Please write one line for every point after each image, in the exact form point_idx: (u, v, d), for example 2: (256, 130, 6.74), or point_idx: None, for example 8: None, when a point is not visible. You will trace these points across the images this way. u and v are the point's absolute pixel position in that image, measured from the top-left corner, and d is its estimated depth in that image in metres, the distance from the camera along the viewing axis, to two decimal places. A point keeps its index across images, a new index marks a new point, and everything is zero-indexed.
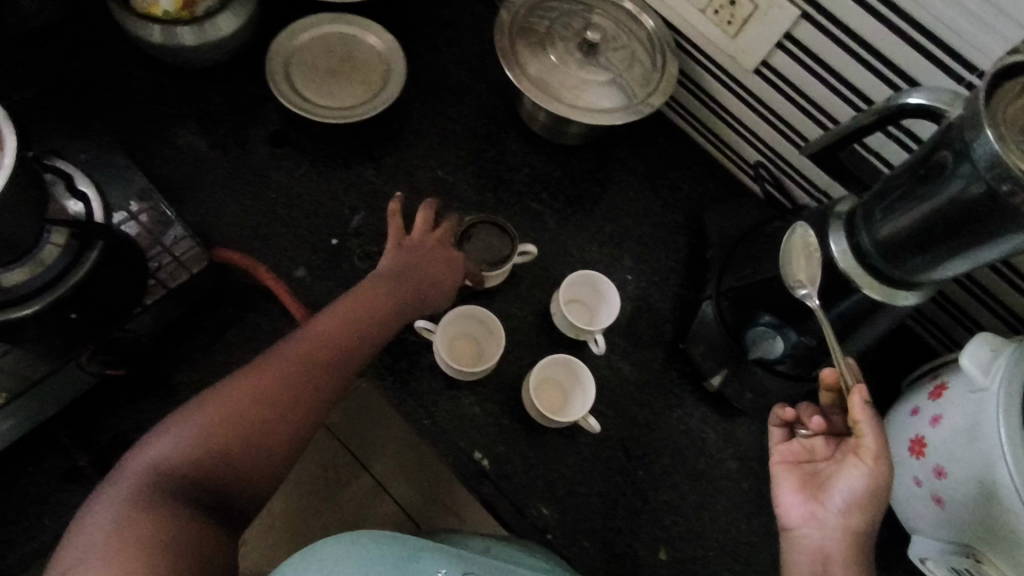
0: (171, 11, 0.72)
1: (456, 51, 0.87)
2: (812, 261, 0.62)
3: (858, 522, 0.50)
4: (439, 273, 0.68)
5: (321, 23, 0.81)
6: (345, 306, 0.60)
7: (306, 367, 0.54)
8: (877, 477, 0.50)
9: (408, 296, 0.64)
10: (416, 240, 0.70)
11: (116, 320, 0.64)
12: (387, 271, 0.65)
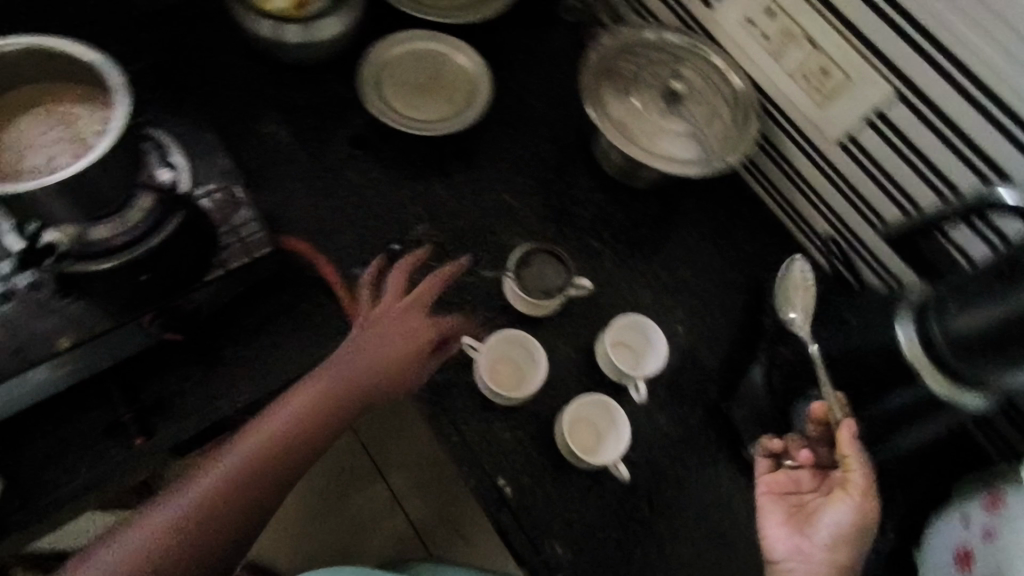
0: (284, 8, 0.78)
1: (540, 82, 0.89)
2: (807, 295, 0.71)
3: (842, 554, 0.58)
4: (414, 351, 0.64)
5: (419, 39, 0.84)
6: (310, 386, 0.60)
7: (261, 459, 0.57)
8: (859, 511, 0.59)
9: (376, 372, 0.62)
10: (392, 308, 0.66)
11: (180, 287, 0.67)
12: (354, 344, 0.63)
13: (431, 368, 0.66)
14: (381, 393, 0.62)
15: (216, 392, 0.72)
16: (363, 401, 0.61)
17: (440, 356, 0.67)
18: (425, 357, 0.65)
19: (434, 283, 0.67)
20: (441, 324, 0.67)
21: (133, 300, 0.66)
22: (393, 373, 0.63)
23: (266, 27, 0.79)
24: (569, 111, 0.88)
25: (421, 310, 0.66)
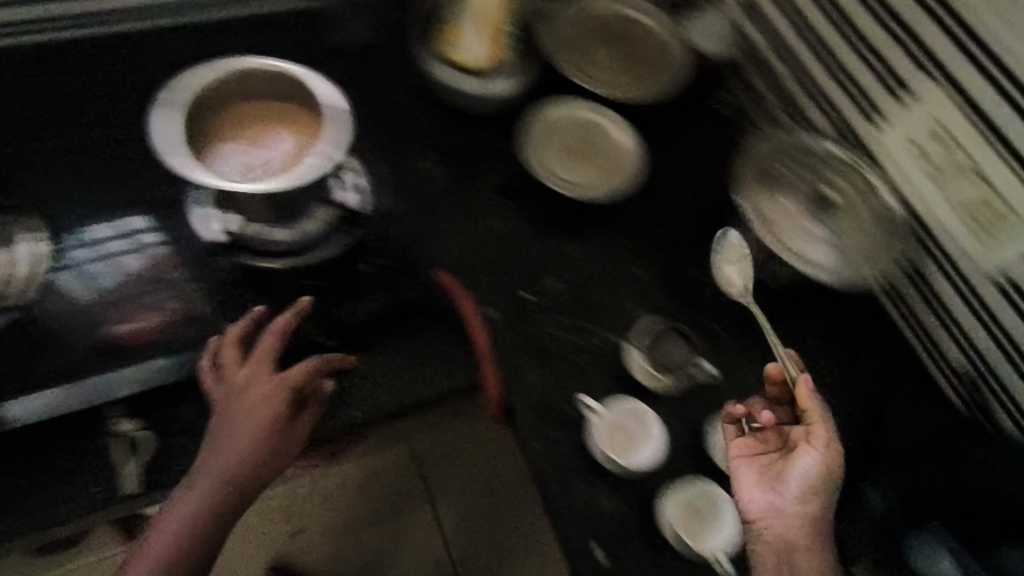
0: (471, 60, 0.86)
1: (684, 164, 0.91)
2: (745, 261, 0.83)
3: (812, 503, 0.67)
4: (268, 413, 0.70)
5: (583, 107, 0.90)
6: (208, 462, 0.68)
7: (197, 513, 0.67)
8: (827, 460, 0.67)
9: (264, 444, 0.70)
10: (240, 376, 0.70)
11: (350, 297, 0.77)
12: (234, 421, 0.69)
13: (303, 429, 0.72)
14: (262, 458, 0.70)
15: (347, 403, 0.77)
16: (273, 464, 0.71)
17: (310, 412, 0.73)
18: (289, 422, 0.71)
19: (261, 353, 0.71)
20: (292, 382, 0.71)
21: (303, 307, 0.76)
22: (267, 445, 0.70)
23: (447, 74, 0.86)
24: (707, 195, 0.90)
25: (268, 371, 0.71)
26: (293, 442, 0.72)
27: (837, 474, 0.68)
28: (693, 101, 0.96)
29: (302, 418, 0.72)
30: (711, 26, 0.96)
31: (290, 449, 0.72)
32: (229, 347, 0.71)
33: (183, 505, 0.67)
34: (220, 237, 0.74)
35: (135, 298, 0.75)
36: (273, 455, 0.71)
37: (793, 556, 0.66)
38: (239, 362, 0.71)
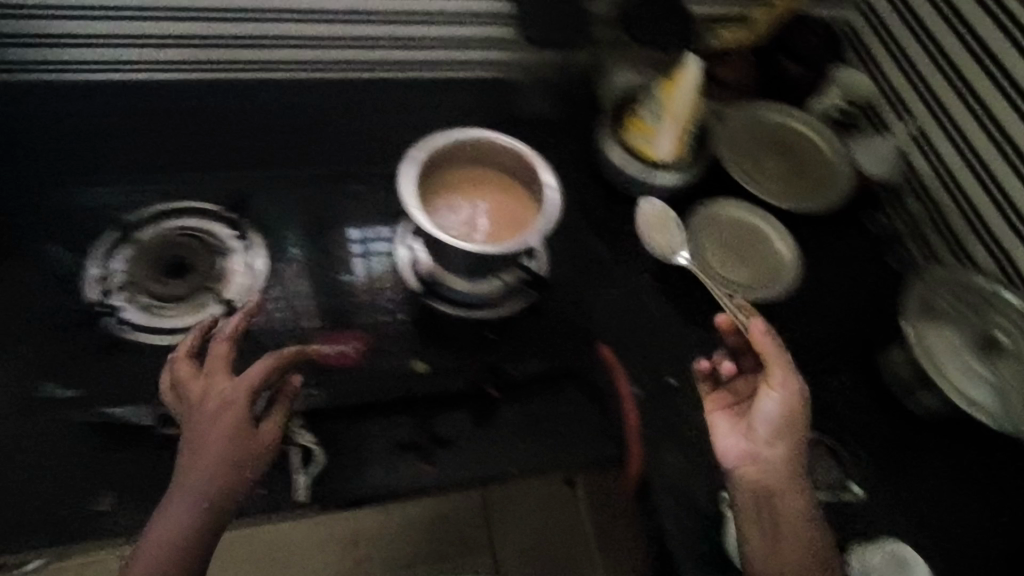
0: (644, 150, 0.90)
1: (835, 279, 0.94)
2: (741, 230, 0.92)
3: (782, 446, 0.67)
4: (225, 424, 0.60)
5: (744, 209, 0.92)
6: (184, 482, 0.59)
7: (171, 536, 0.57)
8: (784, 400, 0.68)
9: (229, 454, 0.60)
10: (196, 393, 0.62)
11: (520, 351, 0.77)
12: (193, 433, 0.60)
13: (272, 432, 0.63)
14: (241, 466, 0.60)
15: (506, 462, 0.72)
16: (246, 469, 0.61)
17: (276, 414, 0.64)
18: (250, 429, 0.62)
19: (213, 365, 0.63)
20: (254, 383, 0.63)
21: (491, 359, 0.76)
22: (235, 453, 0.60)
23: (621, 156, 0.91)
24: (857, 312, 0.92)
25: (224, 377, 0.63)
26: (262, 447, 0.62)
27: (800, 414, 0.68)
28: (851, 216, 0.98)
29: (266, 424, 0.63)
30: (879, 150, 0.99)
31: (263, 455, 0.62)
32: (182, 361, 0.65)
33: (170, 530, 0.57)
34: (412, 278, 0.77)
35: (314, 314, 0.75)
36: (244, 466, 0.60)
37: (772, 499, 0.66)
38: (194, 378, 0.64)
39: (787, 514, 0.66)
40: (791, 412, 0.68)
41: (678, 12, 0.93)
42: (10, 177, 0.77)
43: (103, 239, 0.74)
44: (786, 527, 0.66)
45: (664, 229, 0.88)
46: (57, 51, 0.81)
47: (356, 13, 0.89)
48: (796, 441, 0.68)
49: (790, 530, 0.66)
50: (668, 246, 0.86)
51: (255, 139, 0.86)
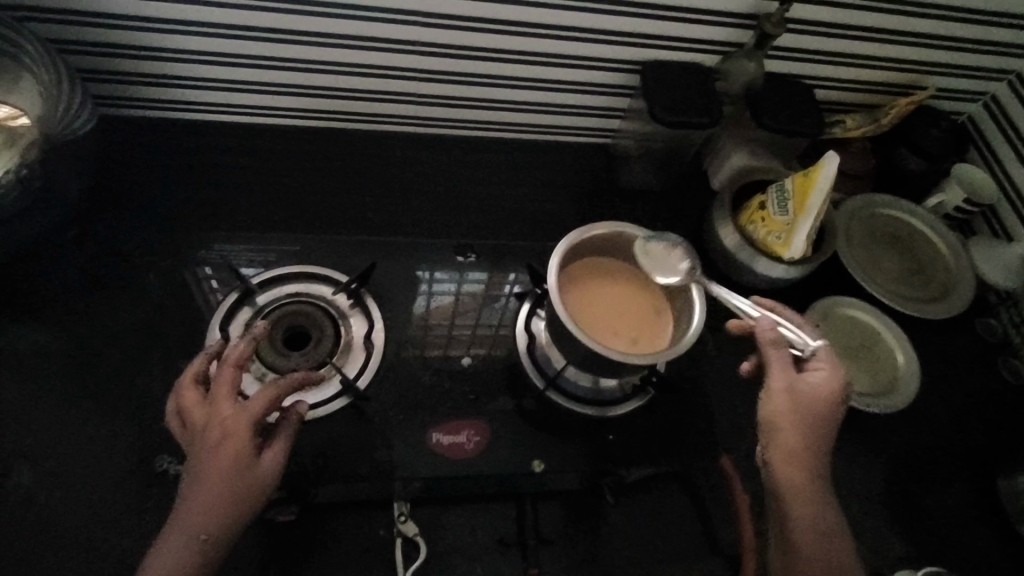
0: (772, 241, 0.83)
1: (944, 389, 0.91)
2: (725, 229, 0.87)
3: (780, 447, 0.60)
4: (222, 455, 0.53)
5: (855, 307, 0.88)
6: (180, 517, 0.52)
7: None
8: (775, 391, 0.62)
9: (226, 488, 0.53)
10: (199, 419, 0.56)
11: (641, 458, 0.71)
12: (192, 466, 0.54)
13: (273, 464, 0.56)
14: (236, 501, 0.53)
15: (611, 569, 0.67)
16: (242, 505, 0.53)
17: (278, 445, 0.57)
18: (251, 460, 0.54)
19: (217, 391, 0.57)
20: (257, 412, 0.55)
21: (610, 465, 0.69)
22: (234, 488, 0.53)
23: (736, 242, 0.86)
24: (964, 426, 0.89)
25: (227, 404, 0.56)
26: (261, 481, 0.55)
27: (796, 406, 0.61)
28: (956, 323, 0.96)
29: (268, 456, 0.56)
30: (1000, 253, 0.93)
31: (262, 490, 0.54)
32: (188, 389, 0.59)
33: (159, 573, 0.50)
34: (531, 369, 0.72)
35: (419, 389, 0.70)
36: (244, 501, 0.53)
37: (783, 505, 0.60)
38: (199, 405, 0.57)
39: (798, 520, 0.59)
40: (782, 407, 0.61)
41: (808, 103, 0.88)
42: (130, 231, 0.77)
43: (225, 299, 0.71)
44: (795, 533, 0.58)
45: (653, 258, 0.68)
46: (177, 101, 0.81)
47: (475, 77, 0.85)
48: (796, 436, 0.60)
49: (805, 539, 0.58)
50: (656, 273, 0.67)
51: (368, 197, 0.86)
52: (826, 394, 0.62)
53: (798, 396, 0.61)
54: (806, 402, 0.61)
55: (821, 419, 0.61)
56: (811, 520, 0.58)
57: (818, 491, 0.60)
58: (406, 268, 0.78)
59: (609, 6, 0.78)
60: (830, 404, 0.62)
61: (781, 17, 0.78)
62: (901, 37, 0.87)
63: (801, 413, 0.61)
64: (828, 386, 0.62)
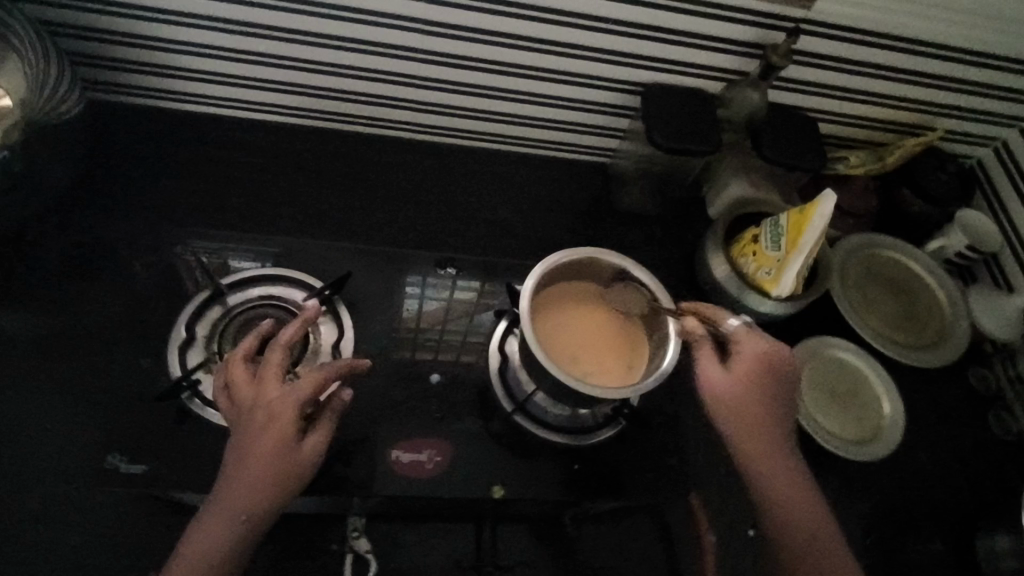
0: (761, 278, 0.81)
1: (930, 439, 0.88)
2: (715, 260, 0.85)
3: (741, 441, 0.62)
4: (274, 436, 0.54)
5: (845, 349, 0.86)
6: (230, 490, 0.53)
7: (210, 545, 0.52)
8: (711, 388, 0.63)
9: (271, 469, 0.53)
10: (246, 396, 0.56)
11: (605, 491, 0.68)
12: (237, 445, 0.54)
13: (315, 448, 0.56)
14: (280, 483, 0.53)
15: None
16: (284, 488, 0.54)
17: (321, 429, 0.57)
18: (296, 444, 0.55)
19: (266, 372, 0.57)
20: (303, 398, 0.55)
21: (574, 496, 0.66)
22: (281, 469, 0.54)
23: (727, 275, 0.84)
24: (950, 481, 0.86)
25: (275, 386, 0.56)
26: (302, 465, 0.55)
27: (735, 398, 0.62)
28: (950, 372, 0.93)
29: (310, 439, 0.56)
30: (999, 304, 0.91)
31: (303, 474, 0.55)
32: (236, 363, 0.58)
33: (208, 543, 0.52)
34: (501, 397, 0.69)
35: (384, 403, 0.68)
36: (290, 481, 0.54)
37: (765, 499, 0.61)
38: (245, 382, 0.57)
39: (771, 510, 0.60)
40: (716, 406, 0.62)
41: (811, 136, 0.86)
42: (114, 219, 0.77)
43: (192, 299, 0.69)
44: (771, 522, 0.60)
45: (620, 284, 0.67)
46: (171, 92, 0.81)
47: (472, 87, 0.84)
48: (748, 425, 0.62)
49: (783, 528, 0.60)
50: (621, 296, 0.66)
51: (356, 202, 0.86)
52: (747, 376, 0.62)
53: (723, 389, 0.62)
54: (733, 393, 0.62)
55: (750, 403, 0.62)
56: (781, 508, 0.60)
57: (779, 474, 0.61)
58: (384, 276, 0.76)
59: (612, 26, 0.77)
60: (755, 384, 0.62)
61: (788, 49, 0.76)
62: (911, 77, 0.85)
63: (730, 404, 0.62)
64: (747, 367, 0.62)
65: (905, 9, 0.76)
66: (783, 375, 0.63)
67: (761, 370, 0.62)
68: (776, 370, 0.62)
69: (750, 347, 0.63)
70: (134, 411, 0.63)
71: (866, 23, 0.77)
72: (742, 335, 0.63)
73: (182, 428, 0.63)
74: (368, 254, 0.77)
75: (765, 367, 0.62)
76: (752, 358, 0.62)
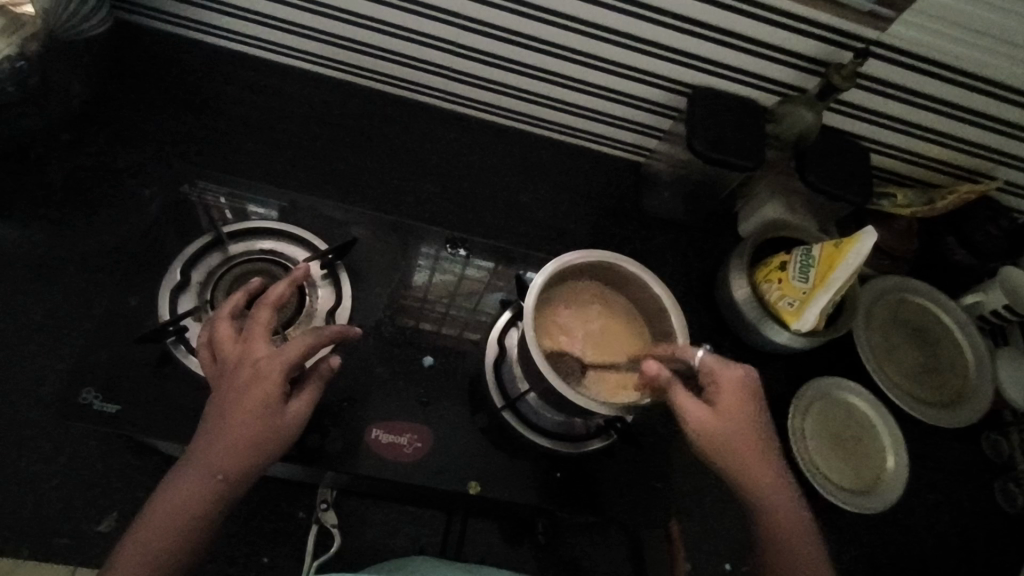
0: (778, 306, 0.78)
1: (932, 499, 0.85)
2: (738, 271, 0.82)
3: (760, 486, 0.56)
4: (257, 394, 0.50)
5: (854, 394, 0.83)
6: (208, 444, 0.50)
7: (184, 500, 0.49)
8: (710, 429, 0.55)
9: (252, 428, 0.50)
10: (230, 353, 0.53)
11: (583, 505, 0.65)
12: (219, 402, 0.51)
13: (300, 413, 0.53)
14: (260, 443, 0.50)
15: None
16: (265, 449, 0.51)
17: (308, 393, 0.54)
18: (280, 406, 0.52)
19: (252, 331, 0.53)
20: (291, 359, 0.52)
21: (550, 504, 0.64)
22: (261, 429, 0.50)
23: (747, 298, 0.80)
24: (941, 548, 0.82)
25: (262, 345, 0.53)
26: (286, 429, 0.52)
27: (735, 442, 0.55)
28: (962, 434, 0.89)
29: (297, 403, 0.53)
30: None
31: (286, 438, 0.52)
32: (222, 322, 0.55)
33: (181, 497, 0.49)
34: (495, 397, 0.67)
35: (375, 379, 0.66)
36: (270, 440, 0.51)
37: (786, 541, 0.56)
38: (228, 340, 0.54)
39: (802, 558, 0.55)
40: (727, 456, 0.55)
41: (862, 166, 0.81)
42: (130, 149, 0.76)
43: (191, 243, 0.67)
44: (797, 565, 0.56)
45: (635, 282, 0.63)
46: (203, 23, 0.79)
47: (510, 63, 0.80)
48: (757, 468, 0.55)
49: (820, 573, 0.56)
50: (641, 288, 0.63)
51: (376, 166, 0.84)
52: (736, 409, 0.56)
53: (721, 429, 0.55)
54: (739, 432, 0.55)
55: (748, 436, 0.55)
56: (802, 544, 0.56)
57: (793, 506, 0.57)
58: (392, 246, 0.73)
59: (668, 19, 0.72)
60: (747, 415, 0.56)
61: (853, 71, 0.71)
62: (976, 118, 0.79)
63: (732, 446, 0.55)
64: (732, 397, 0.56)
65: (988, 46, 0.69)
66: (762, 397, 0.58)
67: (744, 396, 0.56)
68: (760, 393, 0.57)
69: (729, 374, 0.56)
70: (115, 349, 0.62)
71: (942, 55, 0.71)
72: (717, 365, 0.56)
73: (161, 378, 0.61)
74: (380, 221, 0.75)
75: (747, 393, 0.57)
76: (733, 386, 0.56)
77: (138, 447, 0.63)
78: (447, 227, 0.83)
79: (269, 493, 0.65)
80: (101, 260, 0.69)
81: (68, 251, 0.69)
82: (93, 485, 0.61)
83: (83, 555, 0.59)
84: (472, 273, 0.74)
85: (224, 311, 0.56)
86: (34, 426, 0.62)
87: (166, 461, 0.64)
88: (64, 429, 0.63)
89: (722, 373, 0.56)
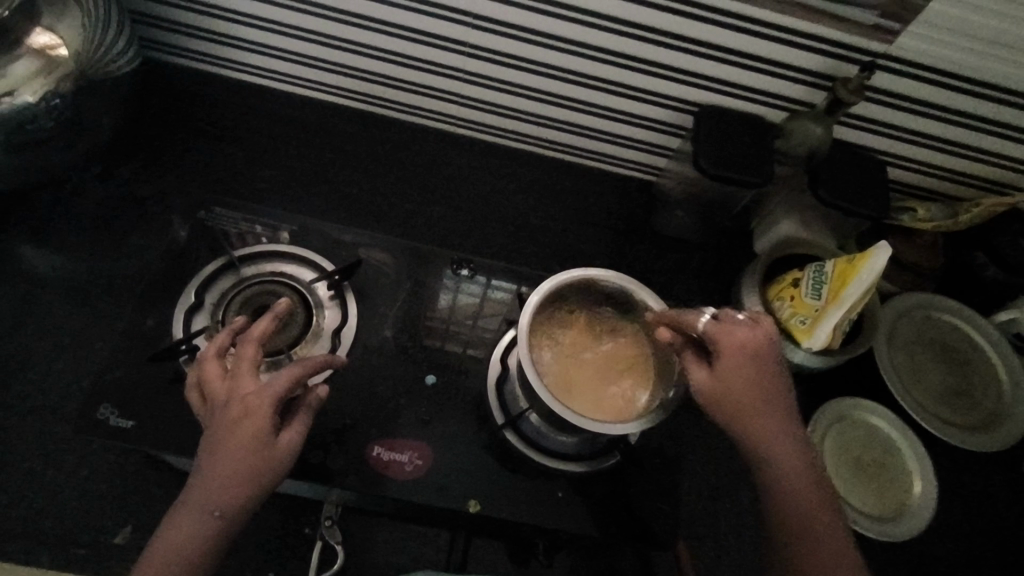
0: (790, 323, 0.75)
1: (966, 526, 0.80)
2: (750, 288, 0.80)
3: (758, 441, 0.56)
4: (245, 429, 0.52)
5: (878, 416, 0.80)
6: (204, 482, 0.51)
7: (186, 536, 0.51)
8: (708, 390, 0.57)
9: (244, 463, 0.51)
10: (219, 389, 0.55)
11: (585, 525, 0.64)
12: (212, 439, 0.52)
13: (292, 443, 0.54)
14: (254, 476, 0.51)
15: None
16: (261, 482, 0.52)
17: (298, 423, 0.55)
18: (270, 439, 0.53)
19: (237, 367, 0.55)
20: (279, 390, 0.53)
21: (551, 522, 0.64)
22: (254, 463, 0.52)
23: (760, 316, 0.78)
24: None
25: (250, 380, 0.54)
26: (280, 459, 0.53)
27: (735, 401, 0.56)
28: (999, 459, 0.84)
29: (288, 434, 0.54)
30: None
31: (280, 469, 0.53)
32: (210, 360, 0.57)
33: (183, 535, 0.51)
34: (497, 416, 0.67)
35: (378, 397, 0.67)
36: (264, 472, 0.52)
37: (785, 497, 0.56)
38: (217, 378, 0.56)
39: (798, 509, 0.56)
40: (722, 412, 0.56)
41: (875, 179, 0.79)
42: (157, 179, 0.80)
43: (206, 265, 0.71)
44: (796, 518, 0.56)
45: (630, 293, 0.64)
46: (226, 59, 0.83)
47: (517, 87, 0.82)
48: (754, 424, 0.56)
49: (818, 527, 0.56)
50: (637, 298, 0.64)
51: (387, 190, 0.86)
52: (736, 369, 0.56)
53: (718, 391, 0.56)
54: (737, 390, 0.56)
55: (753, 396, 0.56)
56: (803, 502, 0.56)
57: (796, 464, 0.57)
58: (398, 265, 0.75)
59: (664, 39, 0.72)
60: (746, 373, 0.56)
61: (860, 83, 0.69)
62: (994, 126, 0.77)
63: (736, 407, 0.56)
64: (731, 361, 0.56)
65: (999, 54, 0.67)
66: (769, 358, 0.57)
67: (745, 359, 0.56)
68: (764, 354, 0.57)
69: (731, 338, 0.56)
70: (131, 366, 0.65)
71: (951, 65, 0.70)
72: (719, 330, 0.57)
73: (173, 395, 0.64)
74: (387, 243, 0.76)
75: (749, 356, 0.56)
76: (736, 351, 0.56)
77: (153, 462, 0.66)
78: (456, 247, 0.85)
79: (276, 509, 0.66)
80: (126, 282, 0.73)
81: (95, 274, 0.73)
82: (109, 498, 0.64)
83: (98, 566, 0.61)
84: (476, 294, 0.75)
85: (208, 349, 0.58)
86: (59, 440, 0.65)
87: (177, 475, 0.66)
88: (86, 444, 0.66)
89: (725, 341, 0.56)
